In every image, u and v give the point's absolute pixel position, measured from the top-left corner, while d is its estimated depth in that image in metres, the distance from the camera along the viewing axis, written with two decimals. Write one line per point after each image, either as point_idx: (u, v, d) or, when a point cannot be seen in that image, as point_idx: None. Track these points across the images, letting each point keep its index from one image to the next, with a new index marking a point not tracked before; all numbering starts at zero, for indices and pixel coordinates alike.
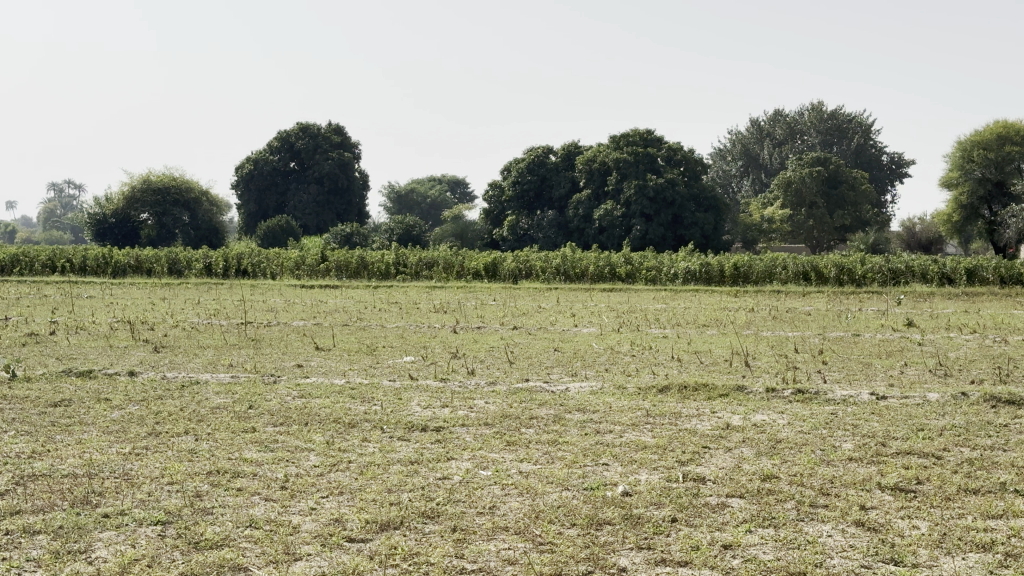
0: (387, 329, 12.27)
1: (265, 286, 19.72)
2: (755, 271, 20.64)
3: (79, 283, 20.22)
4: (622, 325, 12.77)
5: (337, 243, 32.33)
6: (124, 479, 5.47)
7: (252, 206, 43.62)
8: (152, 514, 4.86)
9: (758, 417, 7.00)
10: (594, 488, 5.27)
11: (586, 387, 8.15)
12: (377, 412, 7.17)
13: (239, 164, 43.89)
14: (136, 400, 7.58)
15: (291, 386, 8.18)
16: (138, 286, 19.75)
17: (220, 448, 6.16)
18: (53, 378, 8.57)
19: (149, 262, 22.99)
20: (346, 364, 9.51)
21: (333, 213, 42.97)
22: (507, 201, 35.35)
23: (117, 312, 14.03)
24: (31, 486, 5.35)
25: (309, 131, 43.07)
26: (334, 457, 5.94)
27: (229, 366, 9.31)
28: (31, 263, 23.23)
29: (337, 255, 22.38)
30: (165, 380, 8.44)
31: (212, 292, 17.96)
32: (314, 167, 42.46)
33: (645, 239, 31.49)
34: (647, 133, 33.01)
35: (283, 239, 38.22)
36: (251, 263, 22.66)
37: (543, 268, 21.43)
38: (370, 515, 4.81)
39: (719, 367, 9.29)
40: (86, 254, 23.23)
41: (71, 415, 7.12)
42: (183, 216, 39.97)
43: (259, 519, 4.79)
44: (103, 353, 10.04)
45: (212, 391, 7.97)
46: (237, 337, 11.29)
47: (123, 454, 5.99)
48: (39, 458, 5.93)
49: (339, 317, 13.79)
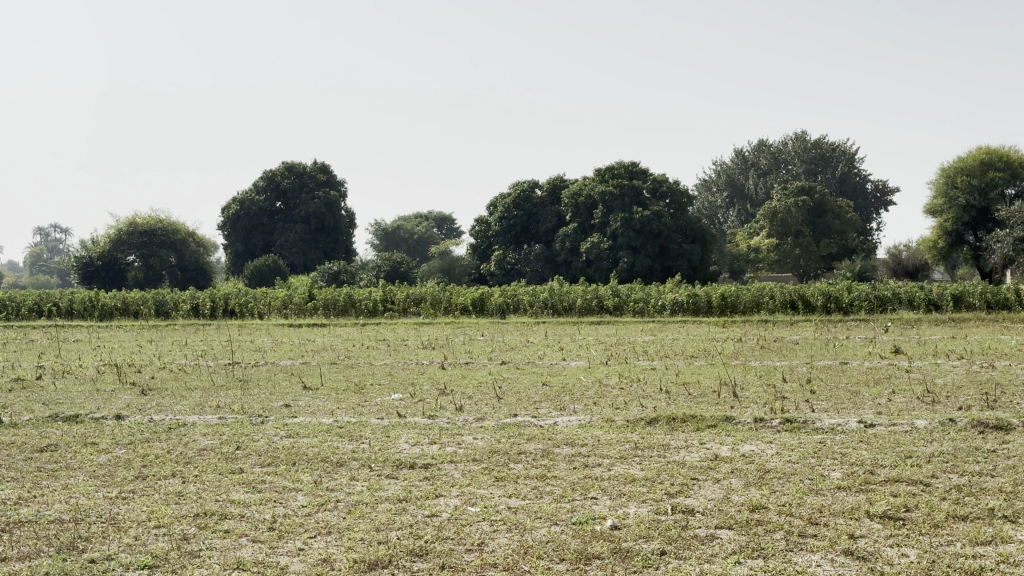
0: (376, 367, 12.27)
1: (253, 326, 19.61)
2: (743, 301, 20.63)
3: (65, 327, 20.13)
4: (609, 358, 12.75)
5: (325, 281, 32.24)
6: (111, 524, 5.44)
7: (239, 246, 43.59)
8: (139, 558, 4.82)
9: (747, 448, 6.99)
10: (583, 522, 5.24)
11: (573, 420, 8.15)
12: (364, 450, 7.14)
13: (226, 205, 43.90)
14: (123, 444, 7.56)
15: (280, 426, 8.15)
16: (124, 329, 19.59)
17: (208, 489, 6.14)
18: (40, 423, 8.53)
19: (136, 304, 22.98)
20: (335, 403, 9.47)
21: (320, 251, 43.02)
22: (493, 237, 35.45)
23: (103, 356, 13.96)
24: (18, 533, 5.30)
25: (295, 170, 43.25)
26: (323, 496, 5.90)
27: (217, 407, 9.27)
28: (18, 307, 23.20)
29: (326, 293, 22.38)
30: (152, 423, 8.41)
31: (198, 334, 17.90)
32: (300, 207, 42.58)
33: (632, 271, 31.40)
34: (632, 165, 33.00)
35: (270, 278, 38.10)
36: (238, 303, 22.66)
37: (531, 302, 21.49)
38: (357, 555, 4.78)
39: (708, 398, 9.28)
40: (73, 298, 23.18)
41: (57, 459, 7.10)
42: (170, 257, 39.66)
43: (246, 562, 4.75)
44: (91, 397, 10.02)
45: (200, 433, 7.94)
46: (225, 378, 11.26)
47: (110, 499, 5.96)
48: (25, 504, 5.90)
49: (327, 356, 13.71)
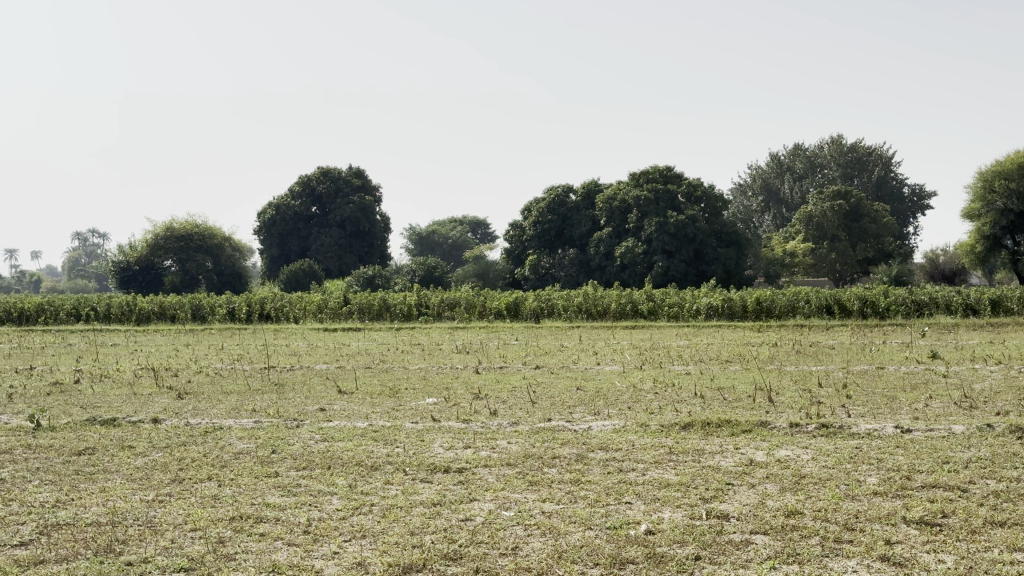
0: (411, 371, 12.30)
1: (289, 330, 19.66)
2: (778, 306, 20.55)
3: (103, 330, 20.28)
4: (644, 362, 12.73)
5: (360, 285, 32.35)
6: (148, 526, 5.48)
7: (275, 251, 43.75)
8: (176, 561, 4.85)
9: (782, 453, 6.95)
10: (617, 527, 5.23)
11: (608, 425, 8.13)
12: (398, 454, 7.15)
13: (262, 209, 44.13)
14: (160, 447, 7.62)
15: (314, 430, 8.18)
16: (161, 333, 19.70)
17: (244, 493, 6.16)
18: (78, 426, 8.60)
19: (173, 308, 23.16)
20: (369, 407, 9.49)
21: (355, 256, 43.11)
22: (528, 241, 35.54)
23: (140, 360, 14.05)
24: (56, 535, 5.36)
25: (330, 175, 43.45)
26: (357, 500, 5.92)
27: (253, 411, 9.31)
28: (56, 312, 23.38)
29: (361, 297, 22.46)
30: (189, 427, 8.45)
31: (235, 337, 18.02)
32: (336, 211, 42.75)
33: (667, 276, 31.33)
34: (666, 170, 33.00)
35: (306, 282, 38.24)
36: (274, 307, 22.78)
37: (565, 306, 21.49)
38: (392, 558, 4.79)
39: (742, 403, 9.25)
40: (111, 302, 23.35)
41: (95, 462, 7.16)
42: (207, 262, 39.92)
43: (282, 565, 4.78)
44: (129, 400, 10.08)
45: (236, 436, 7.98)
46: (261, 382, 11.32)
47: (147, 501, 6.00)
48: (64, 507, 5.95)
49: (361, 360, 13.75)
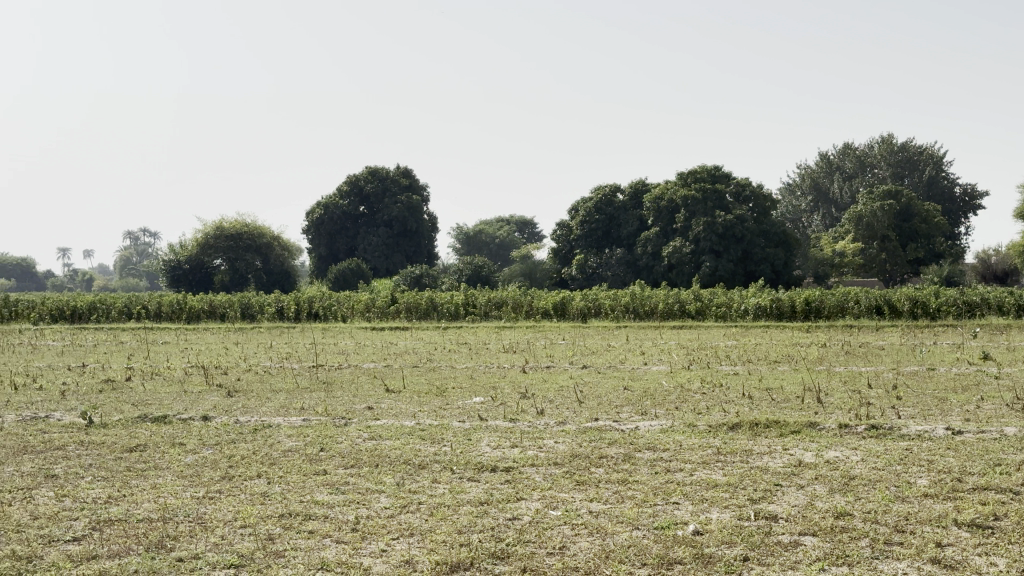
0: (459, 370, 12.34)
1: (337, 329, 19.75)
2: (827, 306, 20.43)
3: (154, 328, 20.48)
4: (692, 362, 12.70)
5: (408, 284, 32.48)
6: (198, 523, 5.53)
7: (323, 250, 44.02)
8: (225, 557, 4.90)
9: (832, 454, 6.90)
10: (665, 526, 5.23)
11: (656, 424, 8.11)
12: (446, 453, 7.18)
13: (310, 209, 44.43)
14: (209, 445, 7.68)
15: (363, 428, 8.23)
16: (211, 331, 19.86)
17: (292, 491, 6.20)
18: (129, 424, 8.70)
19: (223, 307, 23.35)
20: (417, 405, 9.53)
21: (403, 255, 43.21)
22: (575, 241, 35.52)
23: (191, 358, 14.17)
24: (106, 532, 5.43)
25: (378, 175, 43.67)
26: (405, 499, 5.95)
27: (301, 409, 9.37)
28: (108, 310, 23.61)
29: (408, 296, 22.54)
30: (238, 425, 8.52)
31: (284, 336, 18.15)
32: (383, 211, 42.92)
33: (715, 276, 31.21)
34: (715, 169, 32.78)
35: (354, 281, 38.40)
36: (322, 306, 22.92)
37: (612, 305, 21.47)
38: (440, 557, 4.81)
39: (791, 403, 9.20)
40: (162, 300, 23.55)
41: (146, 459, 7.23)
42: (256, 261, 40.16)
43: (331, 562, 4.80)
44: (179, 398, 10.19)
45: (285, 434, 8.04)
46: (309, 380, 11.39)
47: (197, 498, 6.06)
48: (115, 503, 6.02)
49: (409, 359, 13.80)
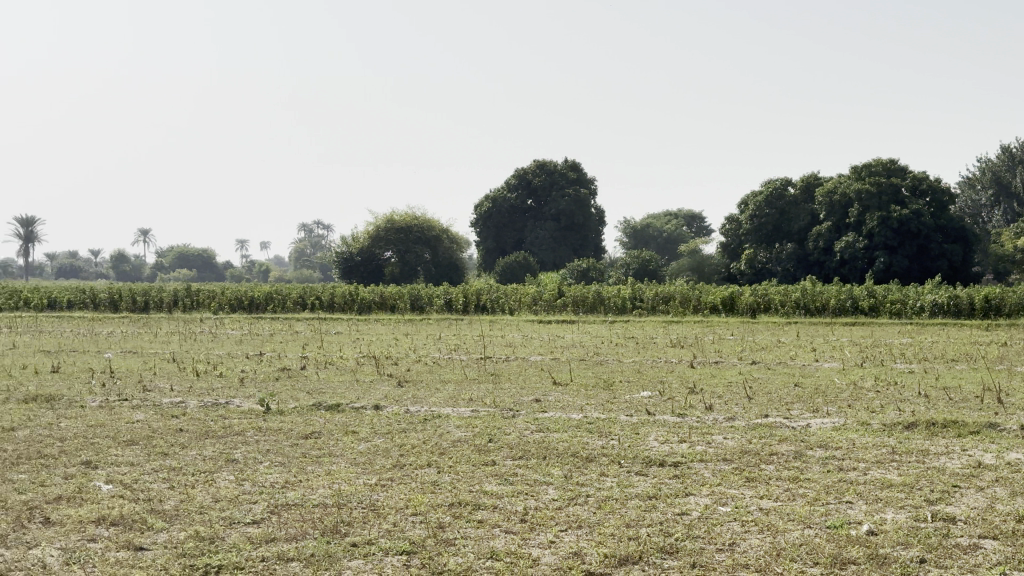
0: (626, 364, 12.33)
1: (505, 321, 19.93)
2: (1010, 304, 19.73)
3: (327, 319, 20.99)
4: (865, 359, 12.43)
5: (574, 278, 32.56)
6: (371, 510, 5.66)
7: (491, 243, 44.65)
8: (397, 543, 5.01)
9: (1013, 456, 6.67)
10: (837, 526, 5.14)
11: (828, 422, 7.97)
12: (614, 447, 7.18)
13: (479, 202, 45.03)
14: (381, 433, 7.85)
15: (531, 420, 8.30)
16: (382, 322, 20.25)
17: (463, 481, 6.29)
18: (304, 411, 8.95)
19: (393, 298, 23.80)
20: (584, 398, 9.56)
21: (570, 249, 43.28)
22: (744, 235, 35.04)
23: (363, 348, 14.48)
24: (284, 515, 5.60)
25: (546, 168, 43.83)
26: (574, 491, 5.98)
27: (470, 400, 9.49)
28: (283, 301, 24.26)
29: (575, 290, 22.61)
30: (409, 414, 8.68)
31: (453, 327, 18.41)
32: (551, 204, 43.07)
33: (889, 271, 30.47)
34: (890, 163, 31.80)
35: (521, 274, 38.64)
36: (490, 298, 23.18)
37: (782, 301, 21.16)
38: (609, 550, 4.82)
39: (969, 403, 8.91)
40: (334, 292, 24.12)
41: (321, 446, 7.43)
42: (425, 253, 40.66)
43: (501, 551, 4.87)
44: (351, 387, 10.43)
45: (455, 425, 8.16)
46: (477, 372, 11.52)
47: (370, 485, 6.20)
48: (291, 488, 6.21)
49: (576, 352, 13.84)
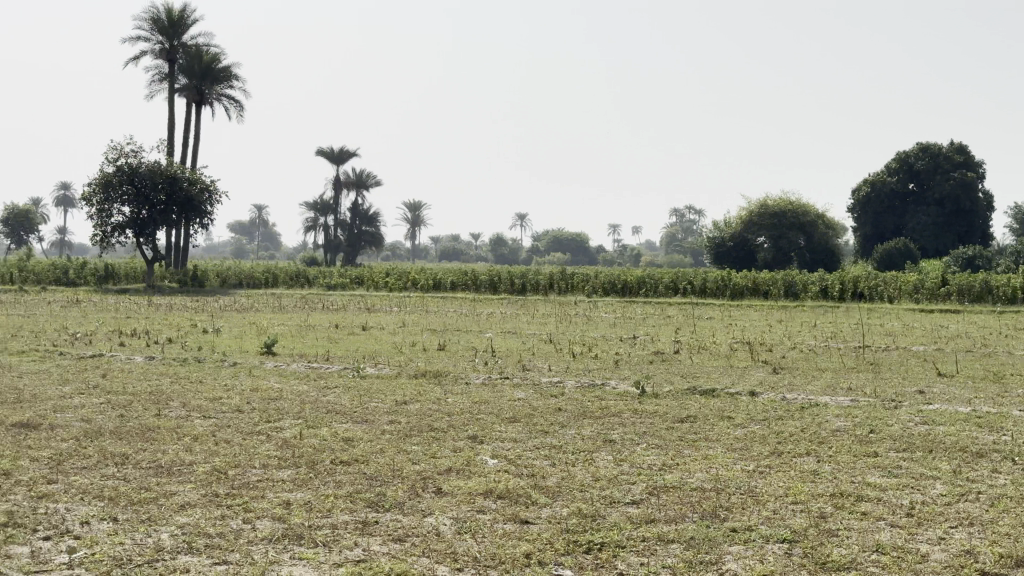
0: (1018, 356, 11.68)
1: (883, 310, 19.32)
2: None
3: (699, 304, 21.06)
4: None
5: (959, 265, 31.09)
6: (750, 496, 5.66)
7: (870, 229, 43.60)
8: (778, 531, 5.01)
9: None
10: None
11: None
12: (1008, 443, 6.84)
13: (859, 187, 43.93)
14: (758, 420, 7.81)
15: (914, 412, 8.03)
16: (754, 308, 20.11)
17: (844, 471, 6.18)
18: (680, 396, 9.03)
19: (766, 284, 23.63)
20: (972, 391, 9.15)
21: (956, 235, 41.25)
22: None
23: (736, 333, 14.44)
24: (663, 498, 5.70)
25: (931, 150, 41.90)
26: (963, 487, 5.75)
27: (848, 390, 9.28)
28: (655, 285, 24.51)
29: (961, 278, 21.63)
30: (786, 402, 8.60)
31: (828, 315, 18.04)
32: (934, 189, 41.19)
33: None
34: None
35: (900, 262, 37.29)
36: (868, 286, 22.57)
37: None
38: (1005, 551, 4.62)
39: None
40: (707, 276, 24.18)
41: (698, 430, 7.49)
42: (800, 239, 39.89)
43: (887, 545, 4.76)
44: (726, 372, 10.44)
45: (834, 414, 8.00)
46: (855, 361, 11.24)
47: (749, 471, 6.20)
48: (670, 471, 6.31)
49: (961, 342, 13.25)
